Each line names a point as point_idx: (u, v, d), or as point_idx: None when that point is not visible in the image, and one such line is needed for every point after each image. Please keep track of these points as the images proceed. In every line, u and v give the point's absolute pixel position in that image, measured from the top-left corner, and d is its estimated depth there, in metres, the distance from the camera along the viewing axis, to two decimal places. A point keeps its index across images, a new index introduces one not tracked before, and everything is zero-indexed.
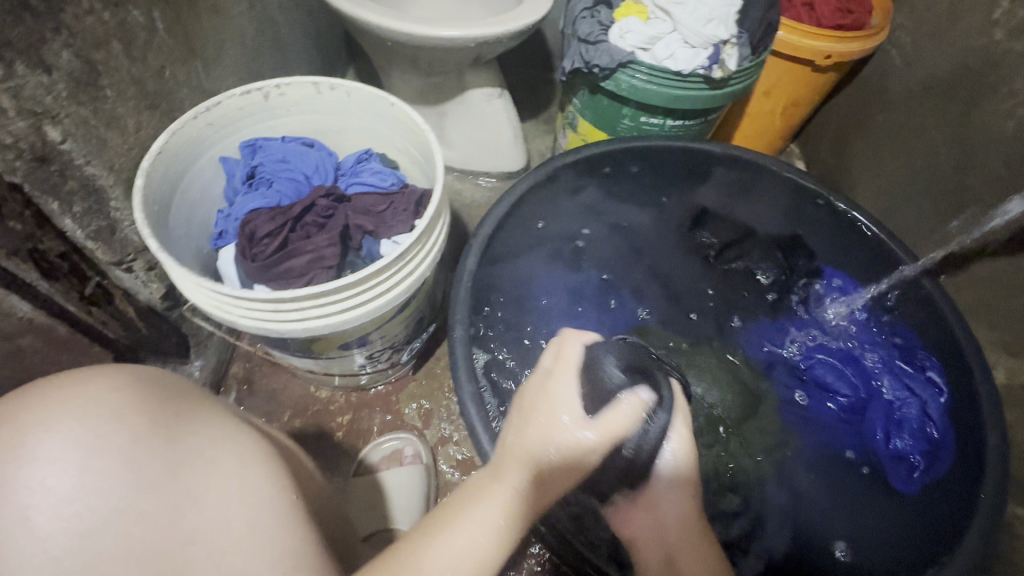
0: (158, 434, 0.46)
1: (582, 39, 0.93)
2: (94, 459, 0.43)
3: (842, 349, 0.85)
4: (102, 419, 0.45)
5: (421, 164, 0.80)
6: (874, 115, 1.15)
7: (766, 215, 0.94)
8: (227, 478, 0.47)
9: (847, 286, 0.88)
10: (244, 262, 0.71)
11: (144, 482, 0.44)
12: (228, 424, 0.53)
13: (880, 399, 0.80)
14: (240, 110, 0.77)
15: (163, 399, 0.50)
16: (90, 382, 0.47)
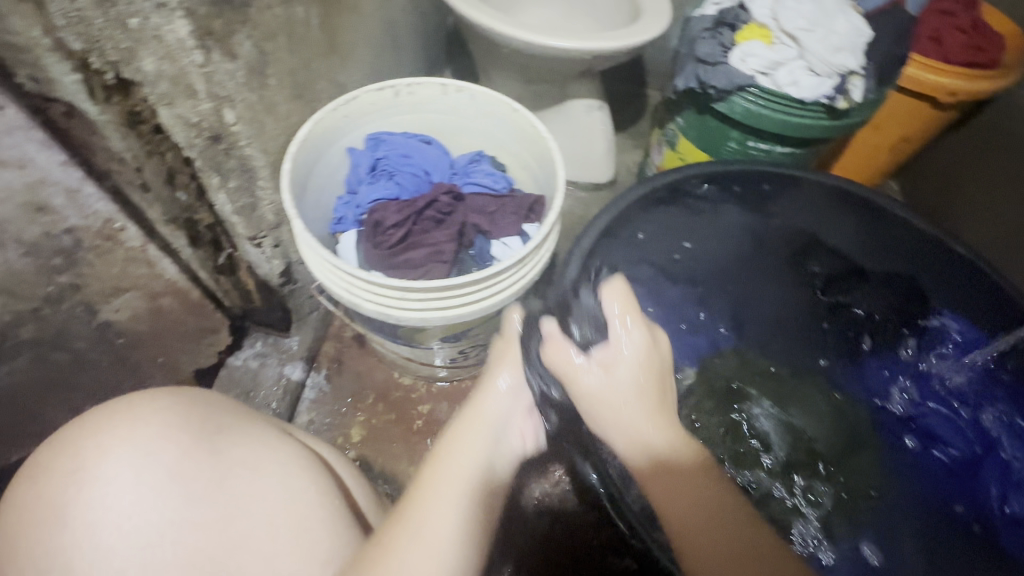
0: (201, 449, 0.48)
1: (700, 60, 0.92)
2: (148, 477, 0.45)
3: (958, 400, 0.82)
4: (150, 439, 0.47)
5: (535, 170, 0.83)
6: (996, 158, 1.10)
7: (879, 248, 0.87)
8: (272, 484, 0.50)
9: (965, 333, 0.82)
10: (368, 248, 0.76)
11: (195, 497, 0.46)
12: (266, 432, 0.54)
13: (998, 458, 0.77)
14: (371, 106, 0.82)
15: (206, 416, 0.51)
16: (138, 403, 0.49)
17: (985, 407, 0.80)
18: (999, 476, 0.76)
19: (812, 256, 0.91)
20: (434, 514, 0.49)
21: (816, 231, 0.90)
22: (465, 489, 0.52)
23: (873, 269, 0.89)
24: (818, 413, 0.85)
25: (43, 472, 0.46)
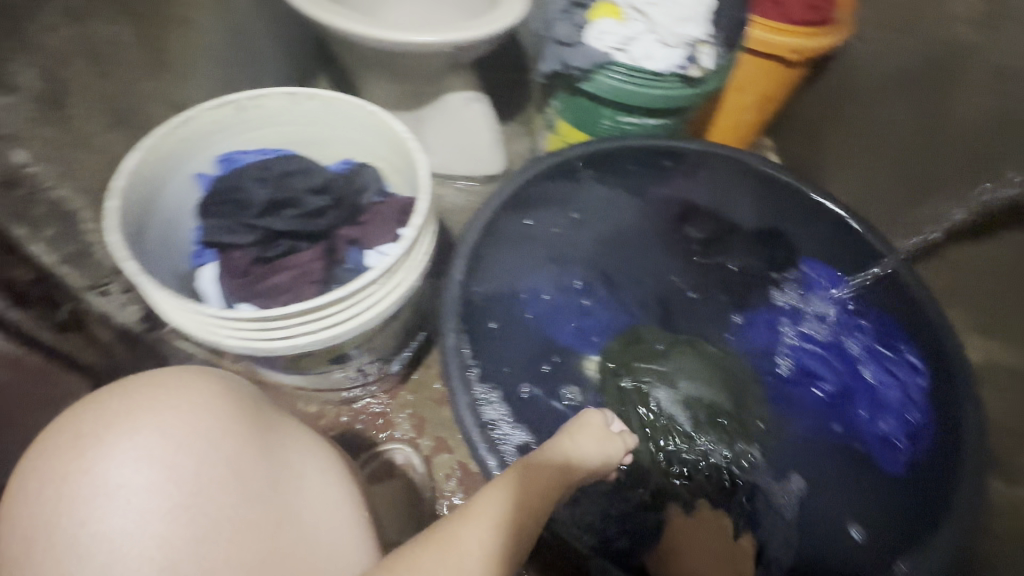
0: (256, 445, 0.48)
1: (559, 42, 0.93)
2: (204, 466, 0.45)
3: (828, 337, 0.88)
4: (208, 428, 0.47)
5: (404, 172, 0.79)
6: (844, 107, 1.15)
7: (740, 207, 0.97)
8: (313, 490, 0.51)
9: (827, 273, 0.91)
10: (225, 279, 0.68)
11: (248, 493, 0.46)
12: (306, 438, 0.55)
13: (865, 385, 0.84)
14: (214, 124, 0.75)
15: (258, 412, 0.52)
16: (196, 389, 0.49)
17: (852, 338, 0.87)
18: (867, 400, 0.83)
19: (689, 220, 0.98)
20: (488, 518, 0.47)
21: (688, 198, 0.98)
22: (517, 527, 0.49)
23: (743, 225, 0.96)
24: (710, 374, 0.87)
25: (100, 448, 0.44)
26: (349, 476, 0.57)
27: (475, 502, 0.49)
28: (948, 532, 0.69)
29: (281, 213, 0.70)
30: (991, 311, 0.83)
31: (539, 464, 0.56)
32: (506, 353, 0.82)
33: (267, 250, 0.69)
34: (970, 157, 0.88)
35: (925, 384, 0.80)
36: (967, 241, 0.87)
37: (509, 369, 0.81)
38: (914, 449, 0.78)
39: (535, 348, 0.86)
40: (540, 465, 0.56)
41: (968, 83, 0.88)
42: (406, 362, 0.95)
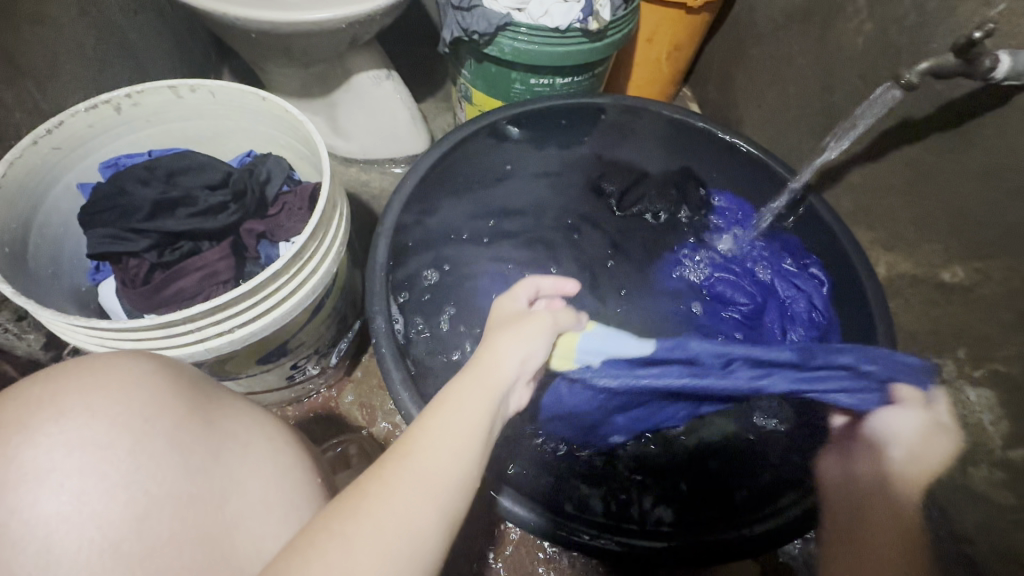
0: (194, 420, 0.44)
1: (455, 7, 0.91)
2: (140, 444, 0.41)
3: (736, 266, 0.96)
4: (141, 407, 0.43)
5: (309, 157, 0.76)
6: (749, 49, 1.18)
7: (653, 156, 1.03)
8: (264, 460, 0.46)
9: (735, 208, 0.98)
10: (124, 290, 0.65)
11: (184, 471, 0.41)
12: (253, 411, 0.51)
13: (774, 300, 0.92)
14: (89, 128, 0.70)
15: (194, 386, 0.47)
16: (120, 367, 0.44)
17: (760, 263, 0.96)
18: (777, 315, 0.90)
19: (603, 178, 1.02)
20: (437, 430, 0.44)
21: (602, 155, 1.04)
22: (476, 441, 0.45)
23: (655, 175, 1.04)
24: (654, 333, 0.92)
25: (32, 434, 0.41)
26: (307, 451, 0.53)
27: (421, 424, 0.45)
28: None
29: (175, 214, 0.66)
30: (888, 227, 0.89)
31: (485, 370, 0.49)
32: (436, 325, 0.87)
33: (165, 255, 0.65)
34: (858, 82, 0.92)
35: (826, 293, 0.89)
36: (865, 162, 0.91)
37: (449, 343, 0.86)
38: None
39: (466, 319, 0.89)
40: (484, 371, 0.49)
41: (851, 11, 0.91)
42: (346, 353, 0.94)
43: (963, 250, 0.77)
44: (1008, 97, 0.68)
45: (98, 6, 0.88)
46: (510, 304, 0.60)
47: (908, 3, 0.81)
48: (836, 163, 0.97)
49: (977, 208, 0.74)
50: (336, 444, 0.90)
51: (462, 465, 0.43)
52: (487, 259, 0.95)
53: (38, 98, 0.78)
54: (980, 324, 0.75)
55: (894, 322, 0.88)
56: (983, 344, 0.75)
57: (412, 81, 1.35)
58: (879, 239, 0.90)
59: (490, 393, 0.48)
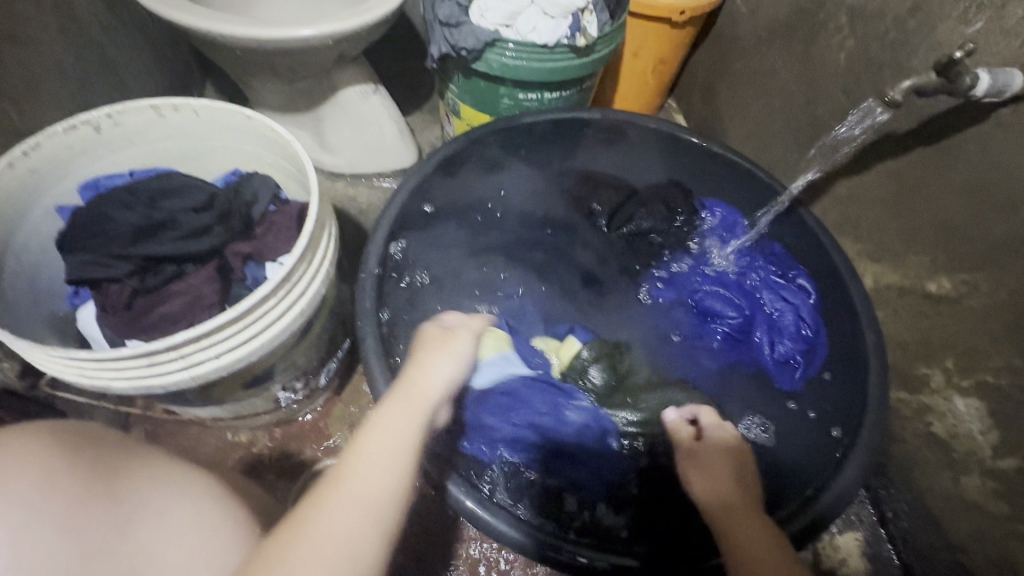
0: (98, 494, 0.43)
1: (443, 23, 0.91)
2: (30, 532, 0.40)
3: (727, 277, 0.96)
4: (30, 492, 0.41)
5: (296, 177, 0.74)
6: (733, 63, 1.20)
7: (642, 168, 1.04)
8: (180, 527, 0.45)
9: (727, 216, 0.98)
10: (105, 317, 0.63)
11: (84, 554, 0.41)
12: (170, 472, 0.49)
13: (763, 313, 0.91)
14: (68, 149, 0.68)
15: (95, 457, 0.46)
16: (13, 449, 0.43)
17: (750, 275, 0.96)
18: (766, 328, 0.90)
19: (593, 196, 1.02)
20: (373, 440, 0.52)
21: (590, 170, 1.05)
22: (411, 445, 0.53)
23: (641, 188, 1.04)
24: None
25: None
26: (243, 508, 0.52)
27: (353, 451, 0.50)
28: (869, 434, 0.75)
29: (159, 237, 0.65)
30: (874, 238, 0.90)
31: (419, 388, 0.60)
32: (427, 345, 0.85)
33: (148, 279, 0.64)
34: (842, 96, 0.93)
35: (815, 304, 0.90)
36: (850, 174, 0.92)
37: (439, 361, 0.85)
38: (810, 368, 0.87)
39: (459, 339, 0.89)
40: (417, 386, 0.60)
41: (833, 28, 0.92)
42: (336, 373, 0.92)
43: (949, 261, 0.78)
44: (988, 112, 0.69)
45: (77, 23, 0.87)
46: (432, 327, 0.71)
47: (888, 19, 0.82)
48: (821, 176, 0.98)
49: (962, 220, 0.75)
50: (326, 467, 0.88)
51: (387, 488, 0.48)
52: (474, 279, 0.96)
53: (15, 118, 0.76)
54: (969, 335, 0.76)
55: (883, 332, 0.89)
56: (971, 355, 0.75)
57: (400, 95, 1.34)
58: (866, 250, 0.91)
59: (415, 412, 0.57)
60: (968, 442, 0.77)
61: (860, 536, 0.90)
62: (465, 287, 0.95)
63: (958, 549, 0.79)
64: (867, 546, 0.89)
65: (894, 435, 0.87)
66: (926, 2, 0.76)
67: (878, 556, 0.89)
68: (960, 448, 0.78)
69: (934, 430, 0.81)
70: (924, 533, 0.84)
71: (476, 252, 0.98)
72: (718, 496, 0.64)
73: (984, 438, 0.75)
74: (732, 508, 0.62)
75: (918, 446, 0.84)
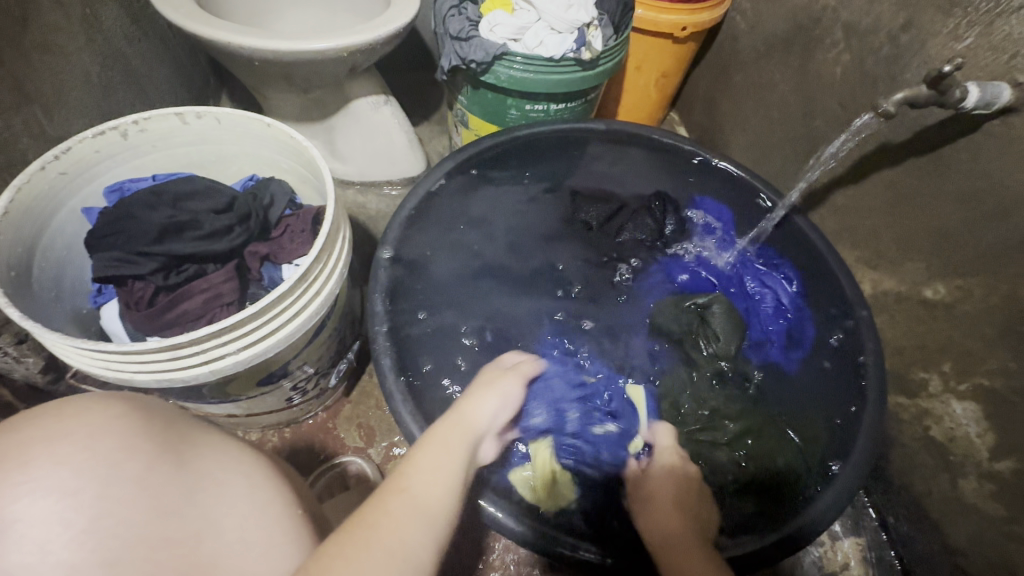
0: (167, 461, 0.44)
1: (454, 37, 0.95)
2: (109, 487, 0.40)
3: (722, 271, 0.99)
4: (109, 450, 0.42)
5: (312, 182, 0.77)
6: (733, 77, 1.23)
7: (627, 181, 1.06)
8: (234, 499, 0.46)
9: (715, 207, 1.02)
10: (128, 313, 0.65)
11: (161, 511, 0.41)
12: (229, 445, 0.51)
13: (747, 296, 0.96)
14: (96, 153, 0.71)
15: (164, 425, 0.47)
16: (89, 411, 0.44)
17: (739, 272, 0.98)
18: (745, 315, 0.94)
19: (585, 204, 1.02)
20: (442, 447, 0.57)
21: (591, 177, 1.06)
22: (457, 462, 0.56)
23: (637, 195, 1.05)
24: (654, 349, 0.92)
25: (11, 479, 0.39)
26: (285, 481, 0.53)
27: (412, 464, 0.53)
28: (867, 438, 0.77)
29: (181, 237, 0.67)
30: (871, 245, 0.92)
31: (464, 418, 0.63)
32: (432, 338, 0.85)
33: (171, 277, 0.66)
34: (838, 108, 0.96)
35: (796, 290, 0.94)
36: (847, 184, 0.95)
37: (439, 357, 0.84)
38: (794, 349, 0.90)
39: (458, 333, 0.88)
40: (465, 418, 0.64)
41: (829, 42, 0.96)
42: (345, 373, 0.94)
43: (944, 268, 0.80)
44: (977, 124, 0.72)
45: (102, 35, 0.90)
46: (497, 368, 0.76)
47: (882, 35, 0.85)
48: (820, 185, 1.01)
49: (956, 228, 0.78)
50: (335, 465, 0.89)
51: (439, 499, 0.50)
52: (476, 288, 0.93)
53: (44, 123, 0.79)
54: (964, 339, 0.77)
55: (881, 338, 0.91)
56: (966, 359, 0.77)
57: (409, 106, 1.38)
58: (863, 258, 0.93)
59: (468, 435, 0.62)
60: (964, 445, 0.79)
61: (861, 539, 0.91)
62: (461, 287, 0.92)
63: (958, 551, 0.81)
64: (868, 549, 0.91)
65: (893, 438, 0.88)
66: (917, 18, 0.79)
67: (879, 560, 0.90)
68: (958, 450, 0.79)
69: (932, 432, 0.83)
70: (923, 537, 0.85)
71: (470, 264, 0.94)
72: (658, 532, 0.69)
73: (980, 440, 0.76)
74: (673, 545, 0.67)
75: (917, 449, 0.85)
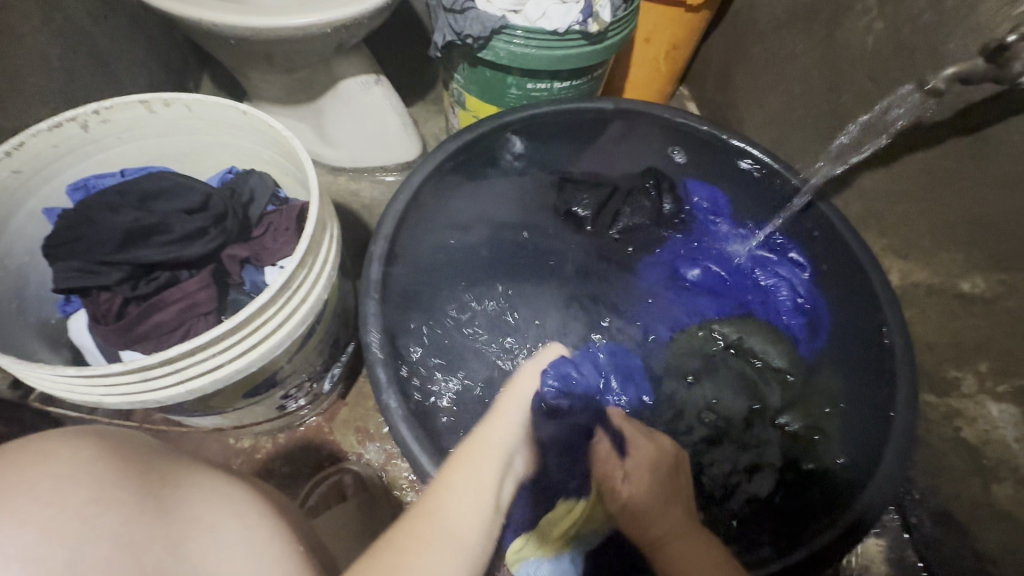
0: (152, 509, 0.38)
1: (448, 10, 0.87)
2: (83, 549, 0.34)
3: (731, 267, 0.92)
4: (81, 501, 0.36)
5: (296, 175, 0.71)
6: (750, 48, 1.14)
7: (624, 160, 0.98)
8: (230, 544, 0.40)
9: (708, 191, 0.96)
10: (97, 327, 0.60)
11: (144, 573, 0.35)
12: (217, 480, 0.45)
13: (758, 289, 0.90)
14: (54, 148, 0.64)
15: (146, 467, 0.41)
16: (56, 455, 0.38)
17: (745, 265, 0.92)
18: (764, 312, 0.88)
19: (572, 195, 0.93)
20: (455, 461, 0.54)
21: (589, 168, 0.99)
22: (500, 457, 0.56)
23: (623, 182, 0.98)
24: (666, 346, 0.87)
25: None
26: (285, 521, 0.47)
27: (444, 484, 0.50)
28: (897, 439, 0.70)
29: (149, 242, 0.61)
30: (901, 233, 0.86)
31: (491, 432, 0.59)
32: (426, 355, 0.79)
33: (140, 286, 0.60)
34: (869, 83, 0.88)
35: (807, 277, 0.89)
36: (877, 166, 0.88)
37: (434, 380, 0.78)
38: (818, 336, 0.85)
39: (457, 347, 0.82)
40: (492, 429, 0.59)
41: (860, 9, 0.87)
42: (340, 377, 0.89)
43: (984, 259, 0.74)
44: None
45: (62, 13, 0.82)
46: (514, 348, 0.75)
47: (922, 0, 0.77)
48: (845, 167, 0.93)
49: (1000, 217, 0.71)
50: (331, 474, 0.85)
51: (469, 529, 0.47)
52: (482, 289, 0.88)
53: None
54: (1005, 337, 0.72)
55: (910, 332, 0.85)
56: (1006, 358, 0.72)
57: (401, 85, 1.30)
58: (893, 246, 0.87)
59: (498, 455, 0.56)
60: (1000, 449, 0.74)
61: (882, 541, 0.88)
62: (462, 289, 0.86)
63: (987, 558, 0.77)
64: (889, 551, 0.87)
65: (920, 439, 0.84)
66: None
67: (901, 562, 0.86)
68: (991, 455, 0.75)
69: (964, 434, 0.78)
70: (949, 542, 0.81)
71: (468, 268, 0.89)
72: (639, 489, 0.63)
73: (1018, 445, 0.71)
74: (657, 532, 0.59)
75: (946, 451, 0.80)
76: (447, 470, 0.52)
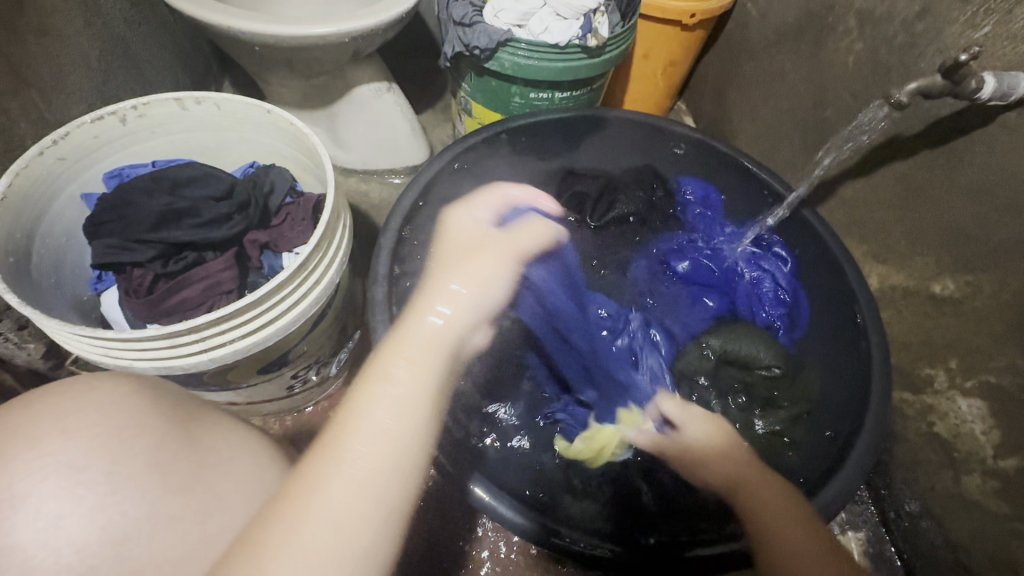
0: (177, 440, 0.46)
1: (458, 23, 0.94)
2: (119, 465, 0.43)
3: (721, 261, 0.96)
4: (121, 428, 0.44)
5: (313, 169, 0.76)
6: (742, 65, 1.21)
7: (618, 156, 1.05)
8: (240, 479, 0.48)
9: (700, 189, 1.01)
10: (129, 300, 0.65)
11: (168, 490, 0.44)
12: (233, 427, 0.53)
13: (743, 281, 0.94)
14: (95, 139, 0.70)
15: (172, 403, 0.50)
16: (99, 387, 0.46)
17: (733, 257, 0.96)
18: (747, 305, 0.92)
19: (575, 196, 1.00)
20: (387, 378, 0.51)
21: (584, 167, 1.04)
22: (441, 354, 0.54)
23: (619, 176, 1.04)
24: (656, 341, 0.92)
25: (35, 451, 0.42)
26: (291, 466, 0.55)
27: (362, 404, 0.48)
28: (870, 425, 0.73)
29: (180, 224, 0.67)
30: (880, 239, 0.91)
31: (432, 330, 0.55)
32: None
33: (169, 265, 0.66)
34: (850, 99, 0.94)
35: (791, 270, 0.93)
36: (857, 176, 0.93)
37: None
38: (797, 328, 0.89)
39: None
40: (435, 322, 0.55)
41: (842, 30, 0.93)
42: (346, 363, 0.94)
43: (953, 262, 0.79)
44: (995, 114, 0.70)
45: (103, 18, 0.89)
46: (463, 233, 0.66)
47: (897, 22, 0.83)
48: (828, 177, 0.99)
49: (967, 223, 0.76)
50: None
51: (393, 461, 0.46)
52: None
53: (43, 108, 0.79)
54: (972, 336, 0.76)
55: (888, 333, 0.90)
56: (973, 355, 0.77)
57: (412, 94, 1.37)
58: (872, 252, 0.92)
59: (437, 352, 0.53)
60: (969, 442, 0.78)
61: (861, 535, 0.91)
62: None
63: (960, 548, 0.80)
64: (867, 543, 0.90)
65: (896, 434, 0.88)
66: (933, 6, 0.77)
67: (879, 554, 0.90)
68: (962, 448, 0.79)
69: (936, 429, 0.82)
70: (925, 533, 0.84)
71: None
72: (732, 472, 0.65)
73: (985, 437, 0.76)
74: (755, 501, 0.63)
75: (920, 445, 0.84)
76: (374, 367, 0.51)
